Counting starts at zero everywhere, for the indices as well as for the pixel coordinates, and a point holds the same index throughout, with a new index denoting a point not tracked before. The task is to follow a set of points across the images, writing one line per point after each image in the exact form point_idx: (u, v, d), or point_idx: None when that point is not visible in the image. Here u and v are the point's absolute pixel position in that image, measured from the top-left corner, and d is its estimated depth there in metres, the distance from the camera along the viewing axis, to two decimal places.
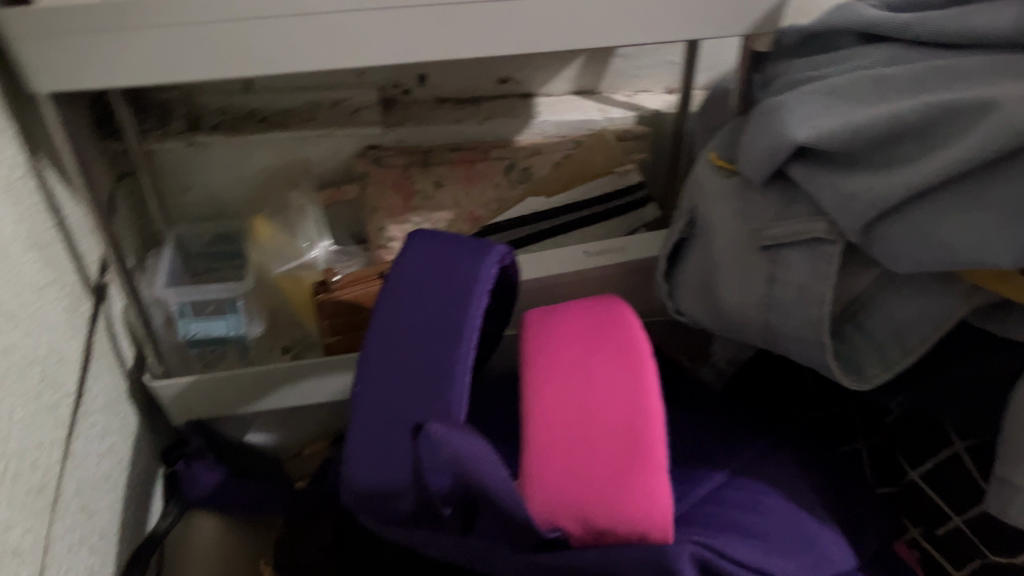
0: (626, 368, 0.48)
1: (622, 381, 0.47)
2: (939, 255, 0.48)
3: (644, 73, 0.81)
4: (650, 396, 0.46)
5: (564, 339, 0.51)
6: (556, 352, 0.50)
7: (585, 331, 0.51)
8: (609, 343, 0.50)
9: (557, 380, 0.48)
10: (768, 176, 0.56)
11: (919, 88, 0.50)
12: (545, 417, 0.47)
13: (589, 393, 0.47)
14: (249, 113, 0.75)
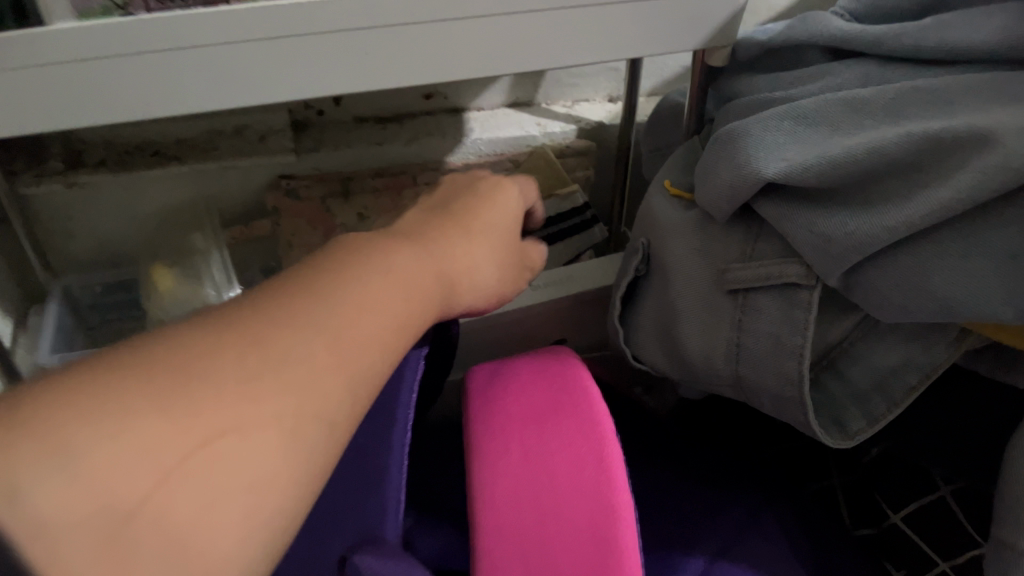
0: (590, 454, 0.42)
1: (586, 469, 0.41)
2: (931, 306, 0.42)
3: (583, 82, 0.75)
4: (620, 492, 0.40)
5: (515, 412, 0.44)
6: (507, 429, 0.43)
7: (539, 405, 0.44)
8: (569, 422, 0.43)
9: (510, 467, 0.42)
10: (731, 212, 0.50)
11: (899, 114, 0.45)
12: (499, 512, 0.40)
13: (547, 480, 0.41)
14: (141, 145, 0.66)
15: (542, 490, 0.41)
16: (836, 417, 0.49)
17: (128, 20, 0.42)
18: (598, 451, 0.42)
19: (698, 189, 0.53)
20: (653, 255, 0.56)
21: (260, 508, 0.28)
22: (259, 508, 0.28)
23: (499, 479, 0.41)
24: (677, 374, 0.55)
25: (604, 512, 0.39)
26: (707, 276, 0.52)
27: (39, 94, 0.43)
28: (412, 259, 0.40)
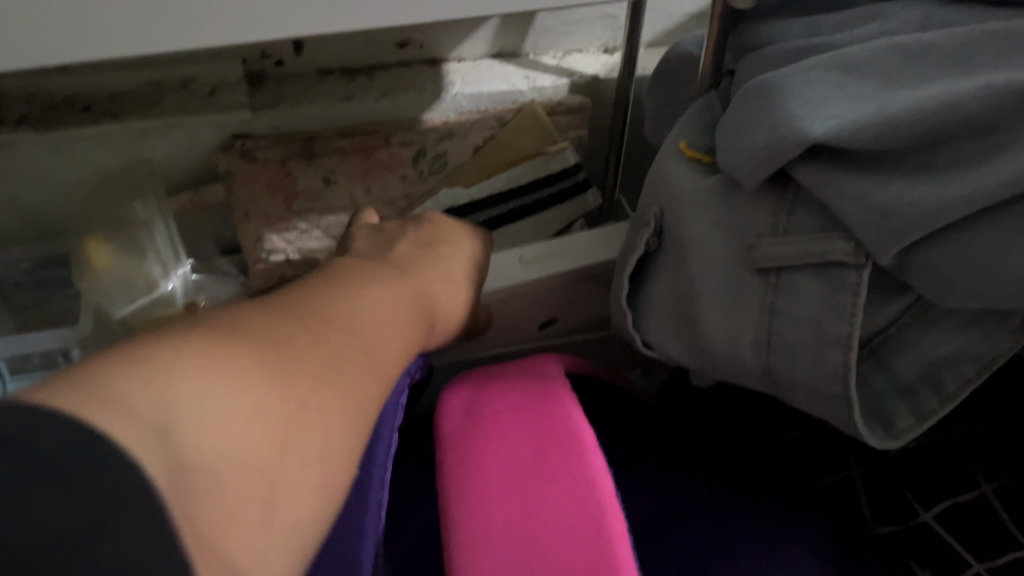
0: (581, 507, 0.36)
1: (580, 542, 0.35)
2: (1008, 291, 0.36)
3: (576, 31, 0.67)
4: (619, 551, 0.34)
5: (496, 471, 0.38)
6: (485, 497, 0.37)
7: (523, 460, 0.38)
8: (555, 471, 0.37)
9: (492, 543, 0.36)
10: (761, 179, 0.43)
11: (970, 65, 0.38)
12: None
13: (534, 560, 0.35)
14: (68, 99, 0.56)
15: (530, 575, 0.34)
16: (878, 412, 0.43)
17: None
18: (595, 518, 0.36)
19: (720, 151, 0.46)
20: (665, 227, 0.49)
21: (322, 485, 0.30)
22: (316, 485, 0.30)
23: (480, 560, 0.35)
24: (692, 362, 0.49)
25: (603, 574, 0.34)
26: (732, 253, 0.45)
27: None
28: (399, 287, 0.43)
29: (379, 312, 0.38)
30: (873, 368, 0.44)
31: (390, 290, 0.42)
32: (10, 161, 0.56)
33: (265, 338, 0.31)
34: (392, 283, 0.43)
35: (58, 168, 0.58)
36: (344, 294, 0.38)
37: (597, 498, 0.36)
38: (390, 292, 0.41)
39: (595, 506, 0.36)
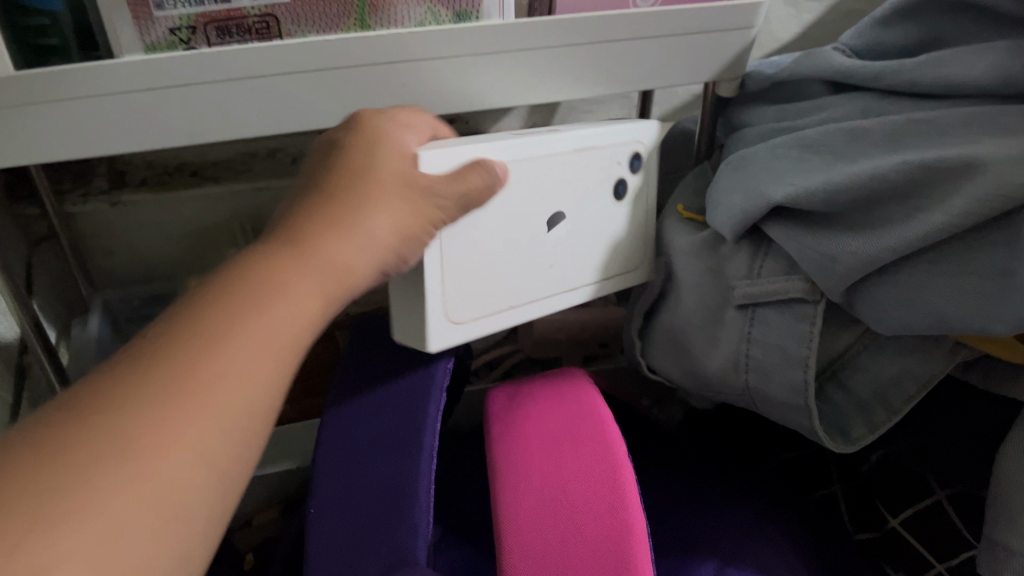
0: (602, 466, 0.46)
1: (600, 491, 0.45)
2: (928, 320, 0.46)
3: (597, 109, 0.79)
4: (629, 499, 0.44)
5: (536, 439, 0.48)
6: (528, 456, 0.47)
7: (558, 433, 0.49)
8: (582, 440, 0.48)
9: (531, 487, 0.46)
10: (741, 233, 0.54)
11: (898, 144, 0.48)
12: (520, 527, 0.44)
13: (564, 499, 0.45)
14: (179, 166, 0.69)
15: (559, 510, 0.44)
16: (839, 423, 0.53)
17: (189, 53, 0.45)
18: (612, 474, 0.46)
19: (709, 212, 0.57)
20: (666, 273, 0.60)
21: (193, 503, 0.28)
22: (225, 477, 0.30)
23: (521, 498, 0.45)
24: (692, 382, 0.59)
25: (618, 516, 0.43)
26: (719, 294, 0.56)
27: (108, 120, 0.47)
28: (303, 276, 0.36)
29: (261, 351, 0.32)
30: (834, 388, 0.54)
31: (291, 290, 0.35)
32: (131, 217, 0.69)
33: (56, 447, 0.26)
34: (295, 280, 0.35)
35: (167, 223, 0.71)
36: (226, 318, 0.32)
37: (615, 460, 0.46)
38: (292, 297, 0.35)
39: (614, 465, 0.46)
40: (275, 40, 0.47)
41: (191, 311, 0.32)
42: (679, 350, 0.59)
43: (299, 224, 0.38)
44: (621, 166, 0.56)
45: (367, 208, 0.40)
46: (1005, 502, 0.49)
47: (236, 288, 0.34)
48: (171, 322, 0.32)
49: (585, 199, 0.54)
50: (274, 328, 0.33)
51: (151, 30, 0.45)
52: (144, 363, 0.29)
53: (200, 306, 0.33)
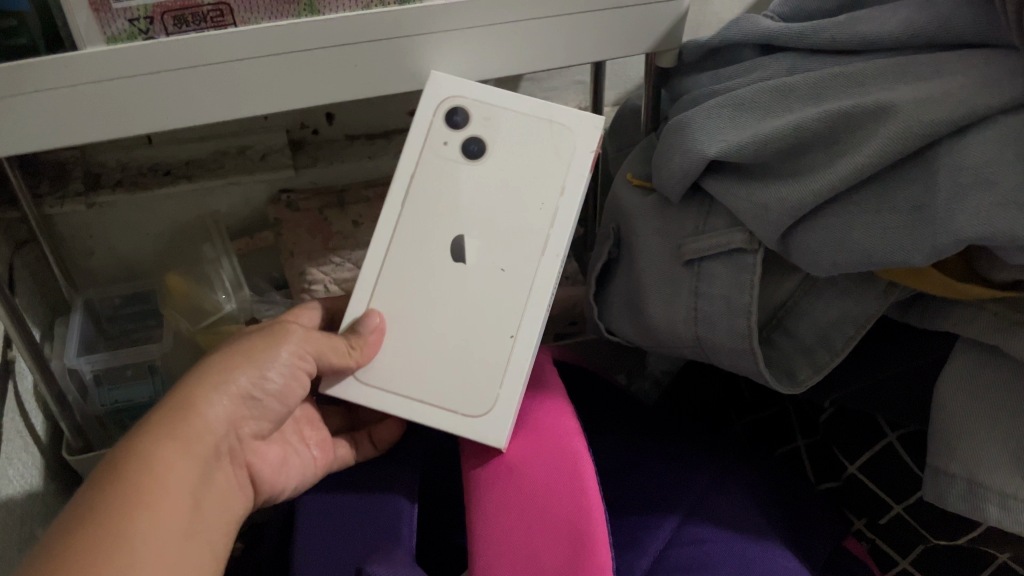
0: (562, 453, 0.49)
1: (562, 486, 0.48)
2: (857, 260, 0.49)
3: (553, 95, 0.82)
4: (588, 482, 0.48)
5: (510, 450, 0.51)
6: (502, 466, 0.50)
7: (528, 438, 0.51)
8: (545, 431, 0.51)
9: (503, 490, 0.49)
10: (683, 192, 0.57)
11: (821, 96, 0.51)
12: (492, 512, 0.48)
13: (532, 500, 0.48)
14: (153, 166, 0.72)
15: (528, 512, 0.47)
16: (787, 368, 0.57)
17: (148, 44, 0.48)
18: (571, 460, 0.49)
19: (653, 176, 0.60)
20: (622, 238, 0.64)
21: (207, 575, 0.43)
22: None
23: (491, 507, 0.48)
24: (646, 341, 0.62)
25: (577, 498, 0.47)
26: (668, 252, 0.59)
27: (74, 109, 0.50)
28: (177, 445, 0.44)
29: (170, 510, 0.41)
30: (781, 335, 0.58)
31: (194, 444, 0.45)
32: (108, 217, 0.72)
33: None
34: (171, 451, 0.43)
35: (144, 222, 0.73)
36: (129, 501, 0.40)
37: (575, 454, 0.49)
38: (168, 469, 0.42)
39: (574, 459, 0.49)
40: (231, 27, 0.50)
41: (93, 496, 0.40)
42: (633, 310, 0.62)
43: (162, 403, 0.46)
44: (454, 143, 0.55)
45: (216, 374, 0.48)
46: (943, 430, 0.52)
47: (118, 474, 0.41)
48: (87, 498, 0.40)
49: (465, 201, 0.54)
50: (165, 493, 0.41)
51: (110, 22, 0.48)
52: (87, 510, 0.39)
53: (94, 493, 0.40)
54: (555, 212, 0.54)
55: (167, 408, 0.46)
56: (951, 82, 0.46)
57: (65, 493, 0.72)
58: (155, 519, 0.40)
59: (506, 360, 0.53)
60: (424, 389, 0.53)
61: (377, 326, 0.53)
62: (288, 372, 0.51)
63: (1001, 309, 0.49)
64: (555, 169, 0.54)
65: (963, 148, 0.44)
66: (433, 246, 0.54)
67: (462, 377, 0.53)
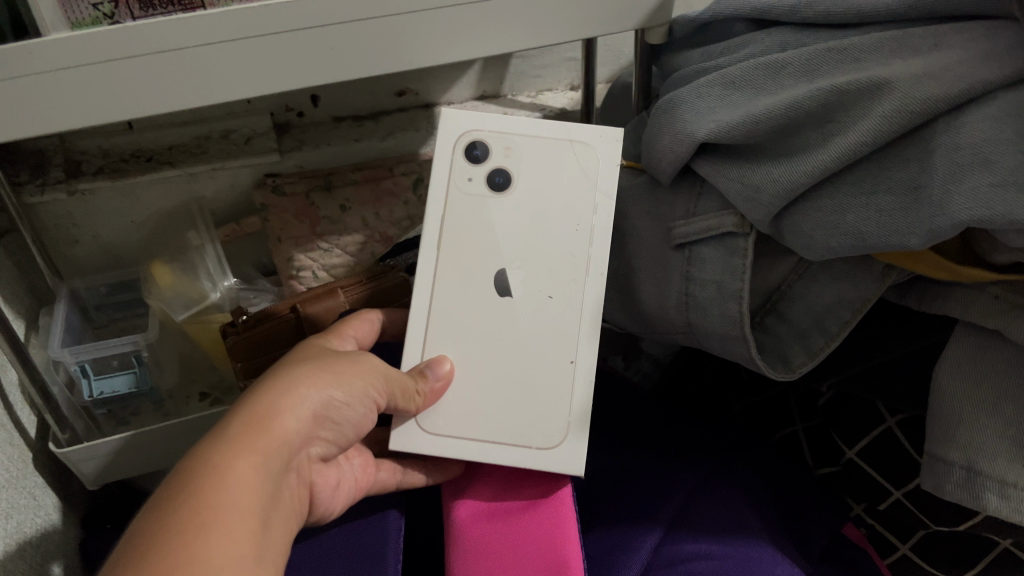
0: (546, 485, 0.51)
1: (543, 512, 0.49)
2: (850, 243, 0.47)
3: (545, 72, 0.80)
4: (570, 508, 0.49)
5: (483, 499, 0.50)
6: (478, 517, 0.49)
7: (508, 504, 0.50)
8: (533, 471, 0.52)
9: (477, 545, 0.47)
10: (673, 175, 0.56)
11: (813, 73, 0.49)
12: (473, 525, 0.48)
13: (509, 557, 0.46)
14: (135, 152, 0.71)
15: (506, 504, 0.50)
16: (780, 354, 0.55)
17: (113, 28, 0.46)
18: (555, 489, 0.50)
19: (643, 158, 0.58)
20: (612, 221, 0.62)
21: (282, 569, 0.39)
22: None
23: (472, 515, 0.49)
24: (639, 326, 0.61)
25: (557, 523, 0.48)
26: (659, 234, 0.57)
27: (37, 98, 0.47)
28: (251, 450, 0.39)
29: (236, 509, 0.37)
30: (774, 319, 0.56)
31: (274, 435, 0.41)
32: (91, 204, 0.70)
33: None
34: (240, 454, 0.39)
35: (127, 209, 0.72)
36: (190, 517, 0.35)
37: (559, 515, 0.48)
38: (245, 471, 0.38)
39: (559, 524, 0.48)
40: (199, 10, 0.48)
41: (151, 512, 0.36)
42: (626, 295, 0.61)
43: (237, 408, 0.42)
44: (478, 178, 0.53)
45: (298, 374, 0.44)
46: (942, 415, 0.50)
47: (180, 486, 0.37)
48: (143, 517, 0.36)
49: (502, 236, 0.53)
50: (236, 491, 0.37)
51: (75, 7, 0.46)
52: (161, 514, 0.35)
53: (152, 510, 0.36)
54: (589, 225, 0.53)
55: (242, 412, 0.41)
56: (949, 56, 0.44)
57: (53, 484, 0.71)
58: (227, 523, 0.36)
59: (570, 385, 0.52)
60: (479, 424, 0.51)
61: (446, 374, 0.50)
62: (364, 402, 0.46)
63: (1002, 292, 0.48)
64: (587, 188, 0.53)
65: (962, 126, 0.42)
66: (474, 272, 0.52)
67: (526, 409, 0.51)
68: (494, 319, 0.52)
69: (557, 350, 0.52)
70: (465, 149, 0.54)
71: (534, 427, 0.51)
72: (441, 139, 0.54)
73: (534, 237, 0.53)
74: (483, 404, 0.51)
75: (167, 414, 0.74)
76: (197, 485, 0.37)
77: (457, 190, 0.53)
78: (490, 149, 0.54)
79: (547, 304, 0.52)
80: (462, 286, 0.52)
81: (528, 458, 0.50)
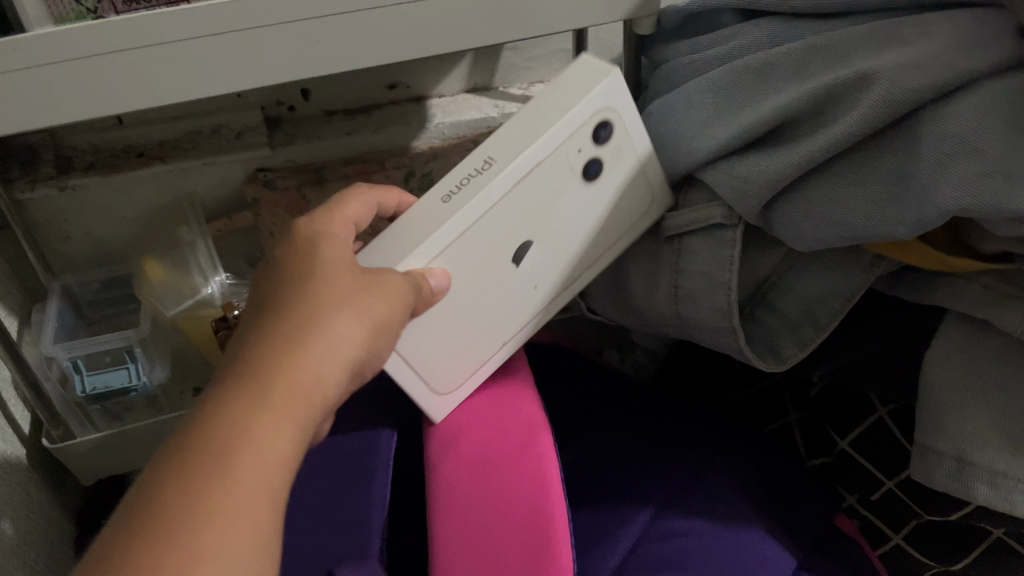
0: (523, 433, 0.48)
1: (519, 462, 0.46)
2: (839, 233, 0.47)
3: (536, 64, 0.80)
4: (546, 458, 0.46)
5: (464, 454, 0.48)
6: (458, 475, 0.47)
7: (487, 459, 0.48)
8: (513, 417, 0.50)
9: (457, 510, 0.45)
10: (662, 168, 0.56)
11: (799, 65, 0.49)
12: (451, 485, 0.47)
13: (490, 512, 0.45)
14: (126, 147, 0.71)
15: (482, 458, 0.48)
16: (771, 345, 0.55)
17: (96, 23, 0.46)
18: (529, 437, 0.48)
19: None
20: None
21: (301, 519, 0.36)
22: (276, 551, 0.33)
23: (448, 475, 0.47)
24: (631, 317, 0.61)
25: (534, 473, 0.46)
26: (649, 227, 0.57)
27: (22, 94, 0.47)
28: (279, 393, 0.36)
29: (268, 484, 0.33)
30: (765, 311, 0.56)
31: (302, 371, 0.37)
32: (82, 200, 0.70)
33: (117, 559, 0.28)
34: (273, 418, 0.35)
35: (119, 206, 0.72)
36: (219, 470, 0.32)
37: (537, 468, 0.46)
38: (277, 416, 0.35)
39: (538, 470, 0.46)
40: (184, 5, 0.48)
41: (168, 465, 0.32)
42: (618, 287, 0.61)
43: (260, 345, 0.38)
44: (586, 154, 0.51)
45: (341, 327, 0.40)
46: (932, 405, 0.50)
47: (208, 440, 0.32)
48: (156, 474, 0.32)
49: (556, 221, 0.53)
50: (269, 442, 0.34)
51: (58, 3, 0.47)
52: (188, 467, 0.31)
53: (166, 468, 0.32)
54: (611, 241, 0.56)
55: (277, 363, 0.37)
56: (935, 44, 0.44)
57: (48, 481, 0.71)
58: (259, 477, 0.33)
59: (489, 360, 0.54)
60: (423, 348, 0.51)
61: (443, 287, 0.48)
62: (384, 337, 0.43)
63: (990, 282, 0.47)
64: (627, 230, 0.56)
65: (947, 115, 0.41)
66: (515, 235, 0.51)
67: (456, 355, 0.52)
68: (497, 273, 0.52)
69: (502, 328, 0.54)
70: (601, 125, 0.51)
71: (442, 377, 0.52)
72: (612, 89, 0.50)
73: (572, 230, 0.54)
74: (436, 326, 0.51)
75: (161, 410, 0.75)
76: (226, 435, 0.33)
77: (563, 150, 0.50)
78: (615, 131, 0.52)
79: (531, 292, 0.54)
80: (491, 232, 0.50)
81: (429, 402, 0.52)
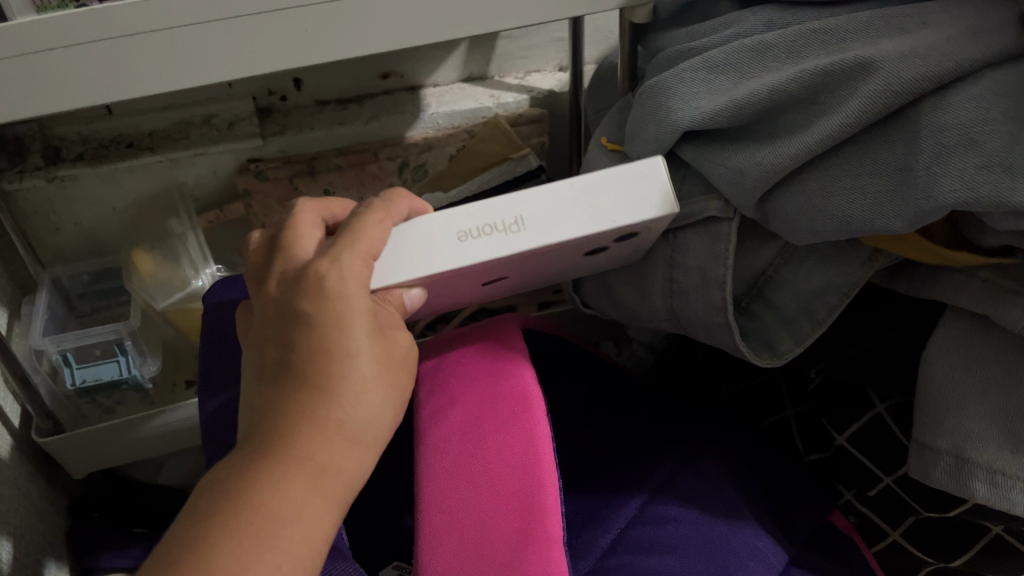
0: (519, 404, 0.47)
1: (514, 432, 0.46)
2: (835, 226, 0.46)
3: (532, 54, 0.79)
4: (540, 433, 0.46)
5: (454, 423, 0.47)
6: (446, 442, 0.46)
7: (479, 423, 0.47)
8: (505, 383, 0.49)
9: (448, 470, 0.44)
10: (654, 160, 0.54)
11: (796, 54, 0.48)
12: (442, 448, 0.46)
13: (479, 480, 0.44)
14: (116, 137, 0.70)
15: (475, 423, 0.47)
16: (766, 339, 0.55)
17: (76, 11, 0.45)
18: (525, 409, 0.47)
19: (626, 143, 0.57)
20: None
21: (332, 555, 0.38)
22: None
23: (440, 436, 0.46)
24: (624, 314, 0.61)
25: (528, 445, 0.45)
26: None
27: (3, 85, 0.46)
28: (311, 446, 0.37)
29: (299, 547, 0.34)
30: (760, 305, 0.55)
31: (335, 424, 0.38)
32: (72, 191, 0.69)
33: None
34: (304, 472, 0.36)
35: (109, 197, 0.71)
36: (254, 530, 0.34)
37: (532, 439, 0.45)
38: (308, 470, 0.36)
39: (529, 443, 0.45)
40: None
41: (212, 520, 0.34)
42: (613, 279, 0.60)
43: (299, 394, 0.38)
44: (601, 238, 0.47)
45: (368, 400, 0.39)
46: (929, 402, 0.49)
47: (244, 502, 0.34)
48: (201, 527, 0.34)
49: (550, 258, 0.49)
50: (302, 500, 0.35)
51: None
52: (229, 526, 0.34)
53: (202, 533, 0.33)
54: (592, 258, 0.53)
55: (311, 437, 0.37)
56: (935, 34, 0.43)
57: (38, 473, 0.71)
58: (294, 536, 0.34)
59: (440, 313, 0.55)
60: None
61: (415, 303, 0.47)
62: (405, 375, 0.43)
63: (991, 276, 0.46)
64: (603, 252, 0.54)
65: (946, 107, 0.40)
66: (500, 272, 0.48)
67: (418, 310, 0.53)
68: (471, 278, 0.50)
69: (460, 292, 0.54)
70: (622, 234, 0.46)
71: None
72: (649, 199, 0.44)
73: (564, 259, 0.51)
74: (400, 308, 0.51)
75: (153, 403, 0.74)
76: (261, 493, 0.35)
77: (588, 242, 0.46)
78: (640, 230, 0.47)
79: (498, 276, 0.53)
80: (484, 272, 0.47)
81: None
